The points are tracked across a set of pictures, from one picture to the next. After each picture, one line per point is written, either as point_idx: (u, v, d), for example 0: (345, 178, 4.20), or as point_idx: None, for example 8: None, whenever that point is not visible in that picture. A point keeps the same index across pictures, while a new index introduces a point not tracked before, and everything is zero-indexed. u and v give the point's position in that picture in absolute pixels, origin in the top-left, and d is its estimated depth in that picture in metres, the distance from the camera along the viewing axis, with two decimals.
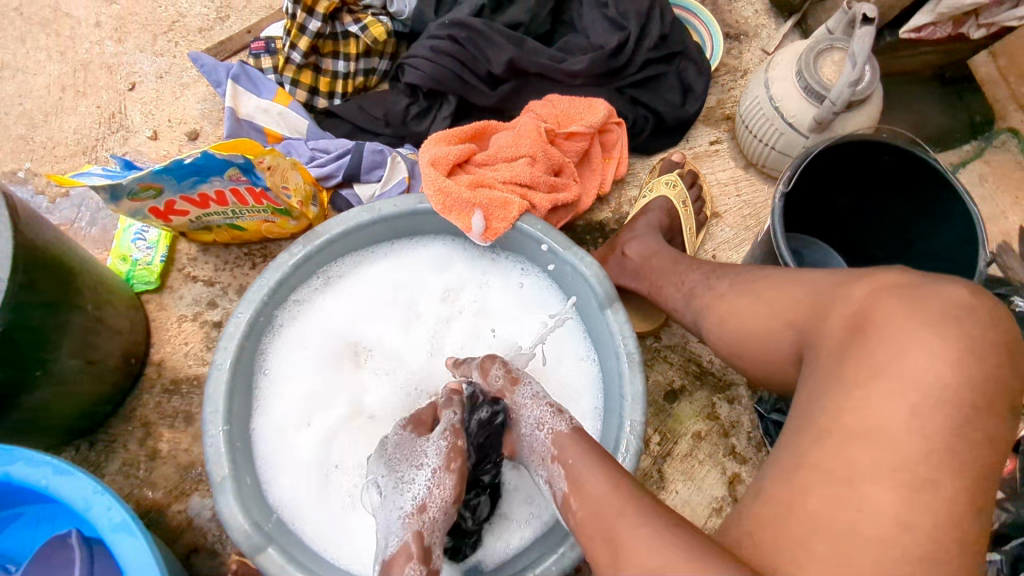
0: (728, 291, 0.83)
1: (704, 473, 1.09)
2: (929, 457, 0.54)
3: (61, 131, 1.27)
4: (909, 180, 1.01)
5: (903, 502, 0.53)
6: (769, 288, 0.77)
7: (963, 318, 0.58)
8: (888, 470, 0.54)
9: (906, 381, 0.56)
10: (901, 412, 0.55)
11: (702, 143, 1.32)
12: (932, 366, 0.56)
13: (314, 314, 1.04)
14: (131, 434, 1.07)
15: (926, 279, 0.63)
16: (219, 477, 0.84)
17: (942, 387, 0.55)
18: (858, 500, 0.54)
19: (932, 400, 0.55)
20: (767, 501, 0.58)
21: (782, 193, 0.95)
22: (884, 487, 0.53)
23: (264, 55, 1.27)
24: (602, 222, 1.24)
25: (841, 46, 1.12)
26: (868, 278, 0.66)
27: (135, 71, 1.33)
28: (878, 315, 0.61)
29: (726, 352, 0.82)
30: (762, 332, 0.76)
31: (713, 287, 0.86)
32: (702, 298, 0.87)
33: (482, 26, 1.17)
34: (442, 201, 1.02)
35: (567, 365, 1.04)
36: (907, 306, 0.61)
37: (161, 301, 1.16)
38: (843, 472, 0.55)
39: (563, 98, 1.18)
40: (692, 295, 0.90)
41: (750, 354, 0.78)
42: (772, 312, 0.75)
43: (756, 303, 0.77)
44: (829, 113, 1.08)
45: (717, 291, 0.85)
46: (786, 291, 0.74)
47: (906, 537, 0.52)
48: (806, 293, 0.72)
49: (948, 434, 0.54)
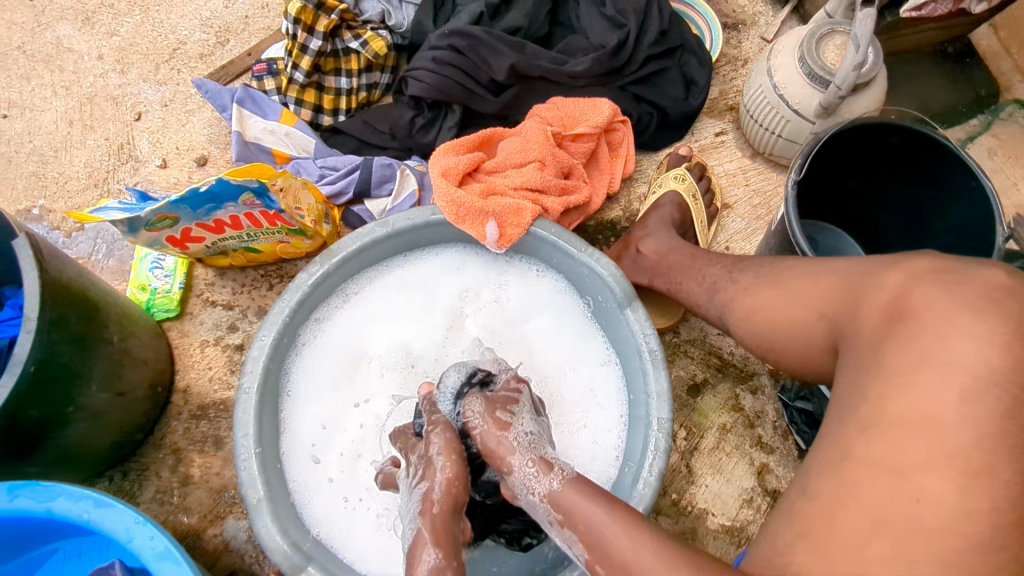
0: (752, 284, 0.83)
1: (733, 465, 1.09)
2: (984, 442, 0.53)
3: (72, 166, 1.28)
4: (918, 160, 1.01)
5: (963, 491, 0.52)
6: (794, 278, 0.77)
7: (1005, 300, 0.58)
8: (944, 457, 0.53)
9: (951, 369, 0.56)
10: (953, 397, 0.55)
11: (708, 135, 1.33)
12: (979, 352, 0.56)
13: (332, 332, 1.05)
14: (162, 461, 1.08)
15: (961, 263, 0.63)
16: (255, 499, 0.85)
17: (988, 372, 0.55)
18: (914, 489, 0.53)
19: (984, 385, 0.54)
20: (815, 496, 0.58)
21: (794, 181, 0.95)
22: (941, 476, 0.53)
23: (266, 77, 1.28)
24: (613, 220, 1.24)
25: (842, 29, 1.14)
26: (899, 266, 0.66)
27: (141, 101, 1.34)
28: (916, 301, 0.62)
29: (756, 345, 0.82)
30: (790, 323, 0.76)
31: (735, 280, 0.86)
32: (724, 292, 0.87)
33: (482, 34, 1.17)
34: (456, 211, 1.02)
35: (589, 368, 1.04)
36: (951, 290, 0.60)
37: (182, 328, 1.17)
38: (895, 463, 0.55)
39: (568, 101, 1.18)
40: (714, 289, 0.90)
41: (780, 347, 0.78)
42: (801, 302, 0.75)
43: (782, 294, 0.77)
44: (835, 98, 1.08)
45: (740, 285, 0.85)
46: (813, 281, 0.74)
47: (968, 526, 0.51)
48: (836, 282, 0.71)
49: (1000, 417, 0.53)
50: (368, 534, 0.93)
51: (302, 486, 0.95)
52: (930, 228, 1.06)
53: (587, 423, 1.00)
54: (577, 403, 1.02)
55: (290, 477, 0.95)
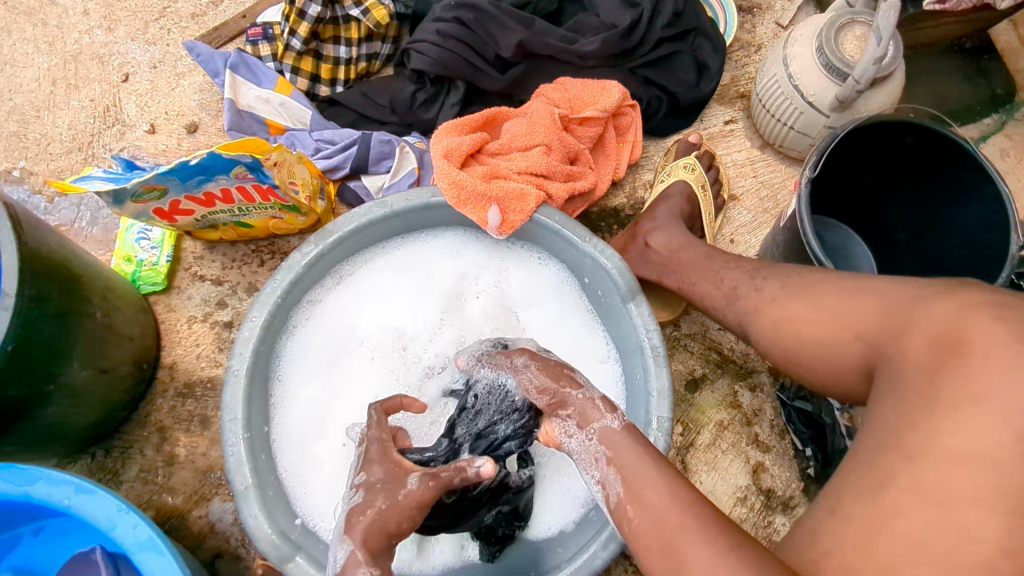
0: (781, 294, 0.81)
1: (728, 463, 1.08)
2: None
3: (55, 127, 1.23)
4: (932, 160, 0.98)
5: (1008, 529, 0.48)
6: (826, 294, 0.75)
7: None
8: (989, 494, 0.49)
9: (1012, 408, 0.51)
10: (1006, 435, 0.51)
11: (717, 123, 1.30)
12: None
13: (326, 314, 1.02)
14: (147, 439, 1.06)
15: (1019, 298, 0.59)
16: (242, 486, 0.84)
17: None
18: (956, 523, 0.49)
19: None
20: (845, 516, 0.55)
21: (808, 178, 0.93)
22: (984, 511, 0.49)
23: (261, 42, 1.22)
24: (617, 208, 1.22)
25: (863, 20, 1.10)
26: (952, 295, 0.62)
27: (129, 61, 1.28)
28: (975, 332, 0.56)
29: (781, 357, 0.80)
30: (822, 339, 0.74)
31: (761, 289, 0.85)
32: (748, 300, 0.86)
33: (491, 7, 1.12)
34: (457, 194, 0.97)
35: (590, 364, 1.02)
36: (1010, 322, 0.56)
37: (169, 302, 1.14)
38: (938, 492, 0.51)
39: (575, 82, 1.14)
40: (735, 295, 0.88)
41: (806, 361, 0.77)
42: (840, 318, 0.72)
43: (814, 310, 0.76)
44: (852, 92, 1.05)
45: (766, 295, 0.83)
46: (852, 298, 0.72)
47: (1009, 564, 0.48)
48: (876, 303, 0.69)
49: None
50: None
51: (291, 472, 0.93)
52: (943, 232, 1.03)
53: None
54: None
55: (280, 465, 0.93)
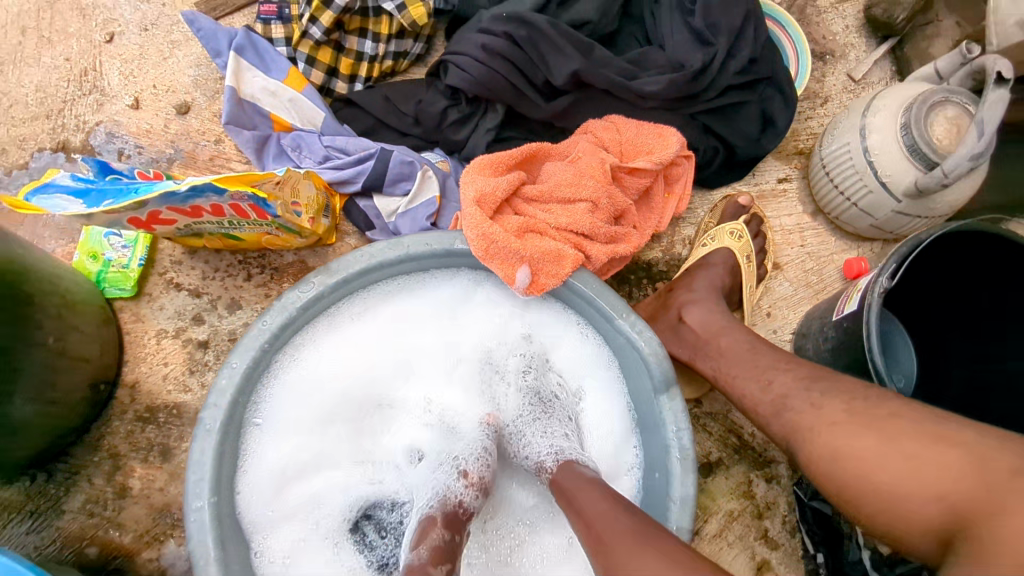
0: (842, 419, 0.75)
1: (732, 556, 1.04)
2: None
3: (21, 87, 1.05)
4: (1013, 277, 0.86)
5: None
6: (904, 436, 0.70)
7: None
8: None
9: None
10: None
11: (769, 180, 1.18)
12: None
13: (319, 358, 0.90)
14: (97, 466, 0.95)
15: None
16: (203, 559, 0.74)
17: None
18: None
19: None
20: None
21: (882, 286, 0.83)
22: None
23: (274, 21, 1.04)
24: (651, 262, 1.11)
25: (959, 101, 0.97)
26: None
27: (115, 19, 1.10)
28: None
29: (836, 488, 0.75)
30: (896, 486, 0.69)
31: (819, 406, 0.78)
32: (807, 424, 0.78)
33: (546, 24, 0.96)
34: (485, 247, 0.85)
35: (609, 463, 0.91)
36: None
37: (137, 311, 1.00)
38: None
39: (631, 124, 1.01)
40: (784, 406, 0.82)
41: (864, 499, 0.72)
42: (920, 476, 0.67)
43: (884, 445, 0.71)
44: (937, 184, 0.94)
45: (826, 416, 0.77)
46: (937, 451, 0.67)
47: None
48: (965, 458, 0.65)
49: None
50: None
51: (258, 530, 0.83)
52: (1015, 344, 0.88)
53: None
54: None
55: (248, 522, 0.82)
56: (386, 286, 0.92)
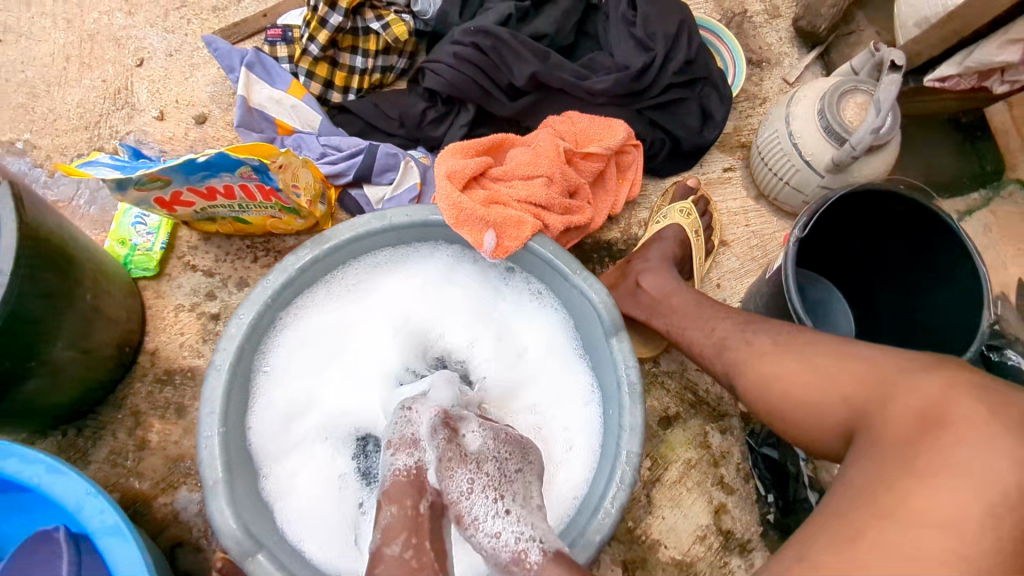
0: (771, 350, 0.82)
1: (691, 500, 1.14)
2: (994, 557, 0.53)
3: (63, 103, 1.24)
4: (918, 232, 0.99)
5: None
6: (818, 355, 0.76)
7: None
8: (954, 564, 0.53)
9: (977, 482, 0.55)
10: (976, 509, 0.54)
11: (715, 170, 1.33)
12: (999, 466, 0.55)
13: (315, 317, 1.03)
14: (121, 422, 1.08)
15: (1004, 385, 0.62)
16: (213, 480, 0.84)
17: (1012, 489, 0.54)
18: None
19: (1003, 501, 0.54)
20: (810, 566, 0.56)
21: (796, 238, 0.96)
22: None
23: (280, 43, 1.23)
24: (611, 241, 1.25)
25: (865, 88, 1.13)
26: (938, 372, 0.64)
27: (145, 47, 1.29)
28: (954, 412, 0.59)
29: (767, 411, 0.80)
30: (811, 402, 0.74)
31: (750, 342, 0.85)
32: (737, 352, 0.87)
33: (508, 36, 1.13)
34: (455, 215, 0.99)
35: (569, 407, 1.02)
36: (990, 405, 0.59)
37: (159, 288, 1.15)
38: (904, 555, 0.54)
39: (584, 117, 1.16)
40: (724, 346, 0.90)
41: (788, 417, 0.78)
42: (825, 382, 0.72)
43: (805, 371, 0.76)
44: (848, 157, 1.08)
45: (757, 348, 0.84)
46: (841, 363, 0.73)
47: None
48: (867, 372, 0.70)
49: (1013, 532, 0.53)
50: (332, 537, 0.93)
51: (261, 461, 0.95)
52: (923, 288, 1.02)
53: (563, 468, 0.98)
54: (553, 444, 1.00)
55: (253, 455, 0.94)
56: (374, 256, 1.06)
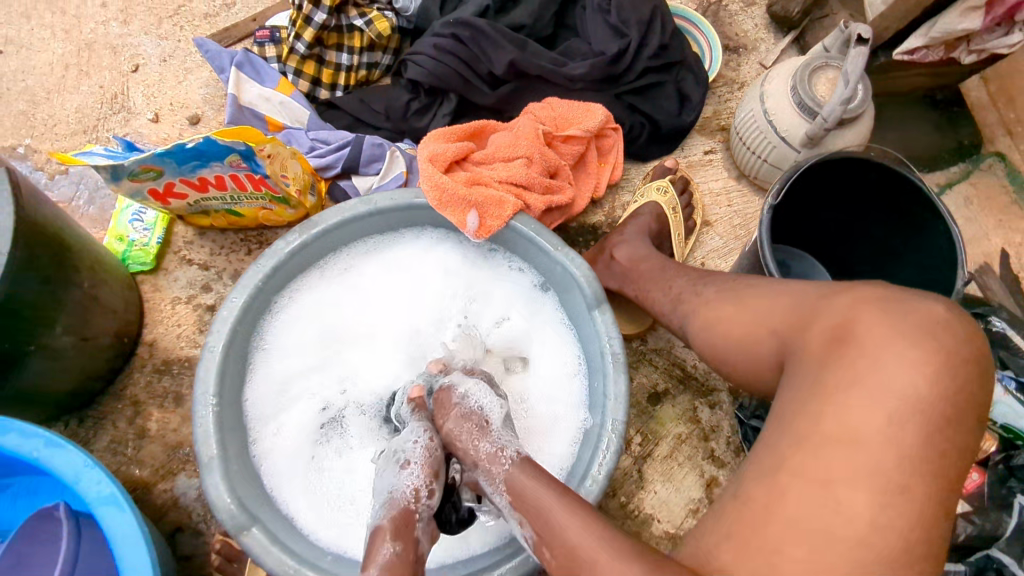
0: (715, 297, 0.85)
1: (682, 474, 1.15)
2: (902, 464, 0.57)
3: (63, 109, 1.28)
4: (892, 199, 1.01)
5: (879, 506, 0.56)
6: (750, 295, 0.80)
7: (943, 335, 0.61)
8: (865, 474, 0.57)
9: (882, 393, 0.59)
10: (880, 420, 0.58)
11: (696, 152, 1.36)
12: (912, 379, 0.59)
13: (303, 302, 1.05)
14: (121, 412, 1.11)
15: (904, 294, 0.65)
16: (208, 457, 0.86)
17: (918, 398, 0.58)
18: (835, 502, 0.57)
19: (912, 409, 0.58)
20: (744, 499, 0.61)
21: (770, 205, 0.97)
22: (859, 490, 0.57)
23: (268, 44, 1.28)
24: (595, 225, 1.27)
25: (835, 64, 1.15)
26: (847, 291, 0.68)
27: (140, 53, 1.34)
28: (859, 326, 0.64)
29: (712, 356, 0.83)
30: (746, 338, 0.77)
31: (699, 293, 0.89)
32: (689, 304, 0.90)
33: (486, 26, 1.18)
34: (438, 196, 1.03)
35: (555, 379, 1.05)
36: (892, 316, 0.63)
37: (156, 282, 1.19)
38: (821, 475, 0.58)
39: (562, 102, 1.20)
40: (679, 300, 0.93)
41: (728, 358, 0.80)
42: (756, 319, 0.76)
43: (740, 311, 0.79)
44: (821, 130, 1.11)
45: (703, 297, 0.87)
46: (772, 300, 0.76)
47: (875, 538, 0.56)
48: (789, 303, 0.73)
49: (920, 442, 0.57)
50: (326, 513, 0.94)
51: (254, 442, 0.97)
52: (901, 253, 1.05)
53: (550, 437, 1.01)
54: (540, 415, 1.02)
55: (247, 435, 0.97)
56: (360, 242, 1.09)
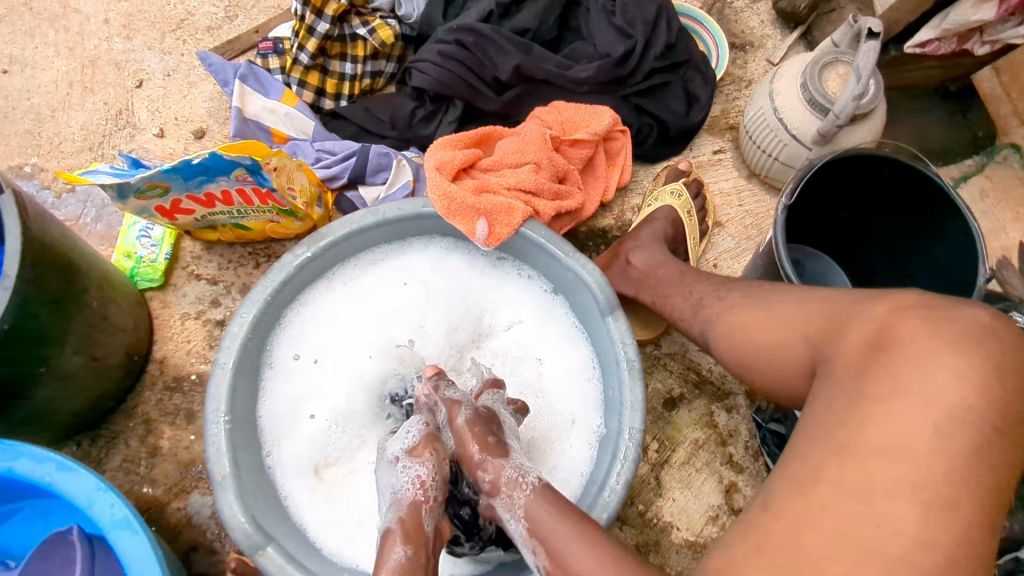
0: (740, 302, 0.84)
1: (701, 481, 1.13)
2: (949, 476, 0.55)
3: (68, 127, 1.28)
4: (909, 196, 1.00)
5: (924, 522, 0.54)
6: (781, 300, 0.79)
7: (986, 342, 0.59)
8: (910, 487, 0.55)
9: (929, 402, 0.57)
10: (926, 430, 0.56)
11: (705, 152, 1.34)
12: (956, 388, 0.57)
13: (311, 314, 1.04)
14: (132, 430, 1.10)
15: (946, 301, 0.65)
16: (220, 475, 0.85)
17: (964, 407, 0.57)
18: (878, 517, 0.55)
19: (958, 420, 0.56)
20: (780, 515, 0.58)
21: (783, 205, 0.95)
22: (906, 503, 0.55)
23: (271, 55, 1.28)
24: (604, 229, 1.26)
25: (847, 59, 1.13)
26: (883, 298, 0.67)
27: (143, 68, 1.33)
28: (900, 332, 0.63)
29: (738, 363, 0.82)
30: (775, 343, 0.76)
31: (723, 298, 0.88)
32: (711, 308, 0.89)
33: (489, 30, 1.17)
34: (446, 205, 1.02)
35: (569, 387, 1.03)
36: (933, 323, 0.62)
37: (164, 298, 1.18)
38: (862, 489, 0.56)
39: (569, 106, 1.18)
40: (701, 305, 0.91)
41: (755, 364, 0.79)
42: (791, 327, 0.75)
43: (768, 317, 0.78)
44: (833, 126, 1.09)
45: (728, 302, 0.86)
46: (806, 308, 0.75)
47: (924, 554, 0.53)
48: (823, 309, 0.72)
49: (969, 453, 0.56)
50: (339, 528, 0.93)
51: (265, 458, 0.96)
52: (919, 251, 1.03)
53: (567, 445, 0.99)
54: (555, 423, 1.01)
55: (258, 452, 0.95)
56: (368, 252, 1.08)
